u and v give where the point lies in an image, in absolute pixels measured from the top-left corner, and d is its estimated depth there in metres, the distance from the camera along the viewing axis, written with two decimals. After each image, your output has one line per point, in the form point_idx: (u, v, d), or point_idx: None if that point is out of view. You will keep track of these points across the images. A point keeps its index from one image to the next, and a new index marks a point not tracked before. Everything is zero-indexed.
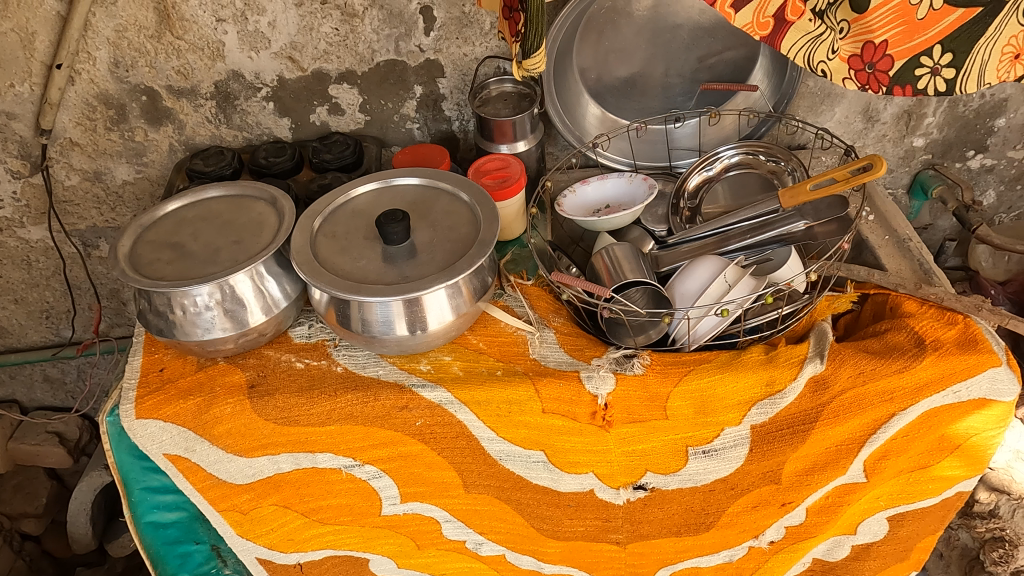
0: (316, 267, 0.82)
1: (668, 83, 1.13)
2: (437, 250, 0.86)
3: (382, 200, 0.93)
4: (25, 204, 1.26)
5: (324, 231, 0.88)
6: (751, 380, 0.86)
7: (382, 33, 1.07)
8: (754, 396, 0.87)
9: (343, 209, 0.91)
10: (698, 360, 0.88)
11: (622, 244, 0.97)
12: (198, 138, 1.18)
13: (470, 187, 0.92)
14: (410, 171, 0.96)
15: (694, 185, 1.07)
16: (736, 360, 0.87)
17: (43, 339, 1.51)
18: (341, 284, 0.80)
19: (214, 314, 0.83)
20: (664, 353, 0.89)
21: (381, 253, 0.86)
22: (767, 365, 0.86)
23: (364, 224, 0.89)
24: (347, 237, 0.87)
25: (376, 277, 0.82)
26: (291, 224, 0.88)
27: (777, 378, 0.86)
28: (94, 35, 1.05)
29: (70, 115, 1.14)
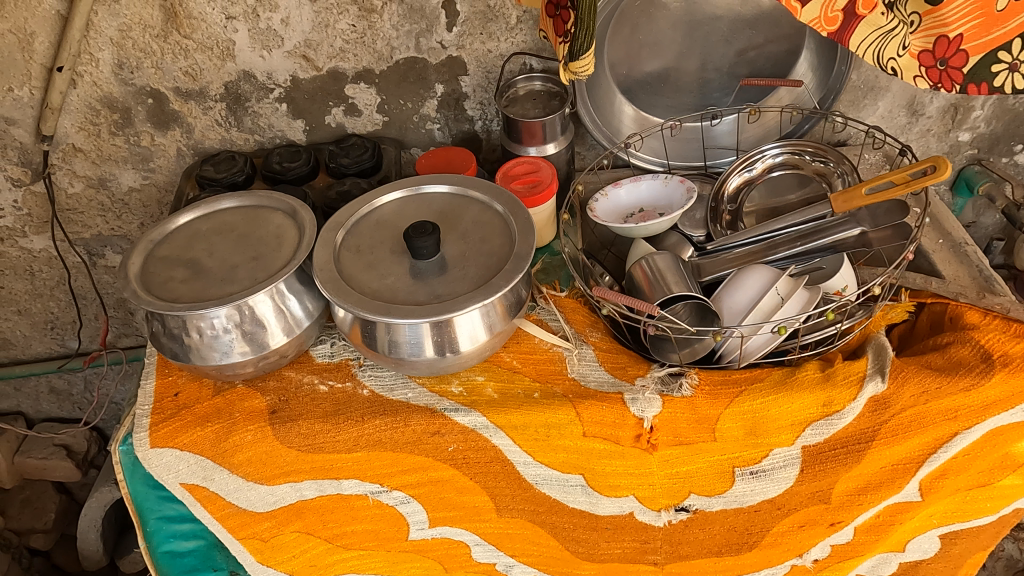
0: (340, 285, 0.76)
1: (705, 79, 1.07)
2: (469, 264, 0.80)
3: (409, 209, 0.87)
4: (27, 213, 1.20)
5: (348, 245, 0.82)
6: (807, 401, 0.81)
7: (402, 29, 1.01)
8: (808, 418, 0.82)
9: (367, 220, 0.85)
10: (749, 377, 0.82)
11: (663, 254, 0.91)
12: (207, 142, 1.12)
13: (502, 195, 0.86)
14: (436, 178, 0.90)
15: (734, 187, 1.01)
16: (790, 379, 0.81)
17: (49, 351, 1.46)
18: (369, 304, 0.74)
19: (234, 337, 0.79)
20: (712, 371, 0.83)
21: (409, 269, 0.80)
22: (825, 384, 0.80)
23: (390, 237, 0.83)
24: (373, 252, 0.82)
25: (406, 296, 0.76)
26: (311, 238, 0.82)
27: (834, 398, 0.81)
28: (97, 35, 0.99)
29: (72, 120, 1.08)
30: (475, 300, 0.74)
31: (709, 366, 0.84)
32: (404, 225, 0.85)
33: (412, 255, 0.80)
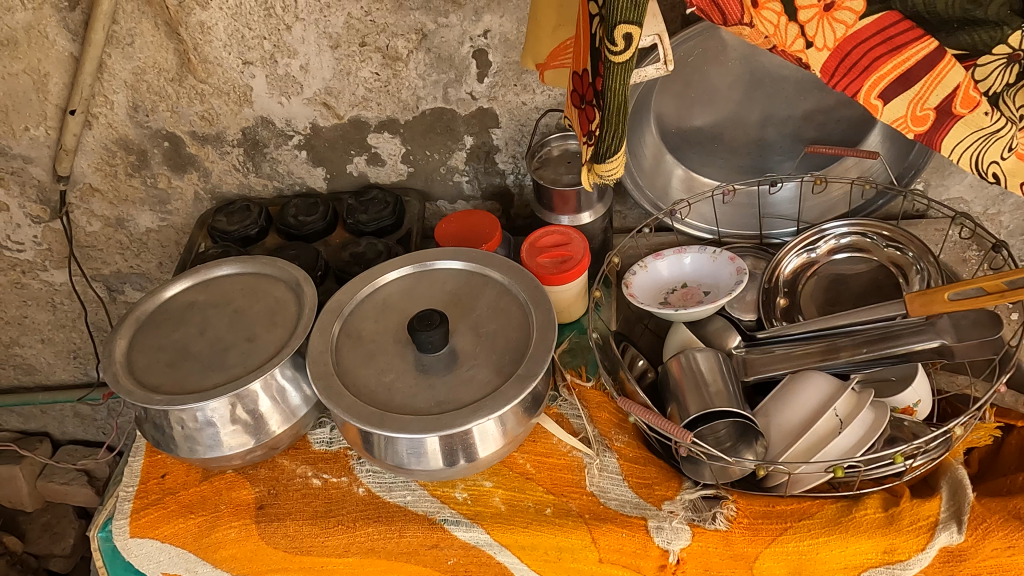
0: (334, 384, 0.68)
1: (766, 140, 0.94)
2: (480, 362, 0.71)
3: (419, 289, 0.79)
4: (47, 248, 1.17)
5: (349, 330, 0.75)
6: (865, 545, 0.68)
7: (429, 79, 0.92)
8: (865, 563, 0.69)
9: (372, 300, 0.78)
10: (797, 512, 0.70)
11: (706, 351, 0.80)
12: (224, 187, 1.07)
13: (522, 278, 0.77)
14: (452, 252, 0.81)
15: (792, 270, 0.89)
16: (847, 519, 0.69)
17: (73, 377, 1.44)
18: (365, 411, 0.66)
19: (229, 430, 0.73)
20: (754, 499, 0.72)
21: (413, 365, 0.72)
22: (890, 530, 0.68)
23: (396, 323, 0.75)
24: (376, 341, 0.74)
25: (407, 400, 0.68)
26: (309, 320, 0.75)
27: (899, 543, 0.68)
28: (110, 78, 0.94)
29: (89, 160, 1.04)
30: (481, 413, 0.65)
31: (750, 491, 0.73)
32: (412, 309, 0.76)
33: (417, 349, 0.71)
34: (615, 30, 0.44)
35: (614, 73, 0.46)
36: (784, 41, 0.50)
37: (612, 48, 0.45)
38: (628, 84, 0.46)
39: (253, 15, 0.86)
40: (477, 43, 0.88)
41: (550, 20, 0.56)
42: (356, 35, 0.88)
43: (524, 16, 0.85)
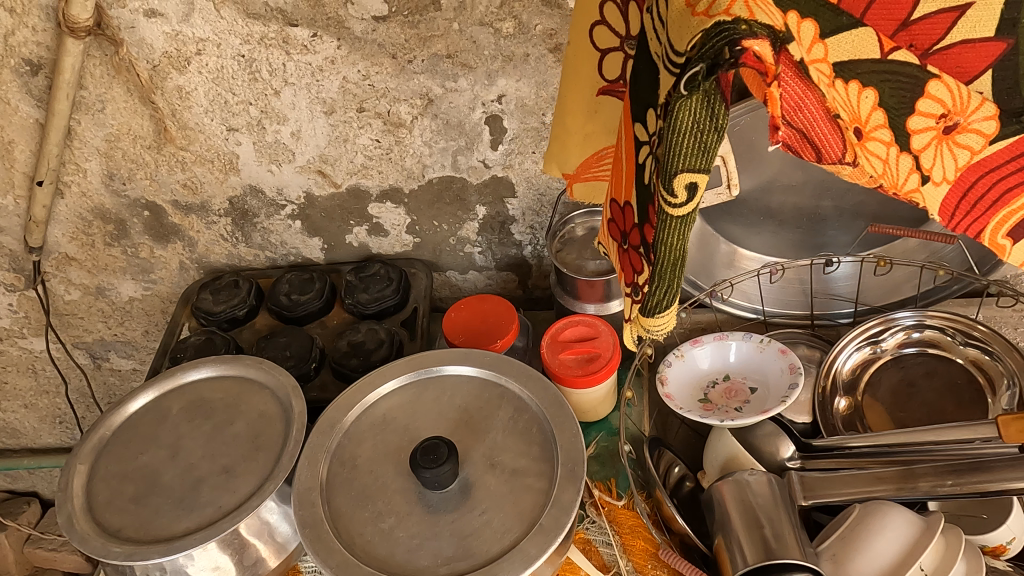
0: (323, 533, 0.58)
1: (820, 215, 0.82)
2: (495, 504, 0.60)
3: (424, 405, 0.68)
4: (24, 316, 1.07)
5: (343, 458, 0.65)
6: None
7: (436, 146, 0.82)
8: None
9: (370, 416, 0.68)
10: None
11: (759, 475, 0.69)
12: (212, 257, 0.97)
13: (544, 391, 0.66)
14: (462, 356, 0.71)
15: (854, 365, 0.80)
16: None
17: (59, 441, 1.33)
18: (361, 572, 0.56)
19: (209, 574, 0.61)
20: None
21: (417, 506, 0.61)
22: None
23: (398, 449, 0.65)
24: (376, 473, 0.63)
25: (411, 555, 0.57)
26: (298, 442, 0.65)
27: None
28: (82, 145, 0.83)
29: (63, 230, 0.94)
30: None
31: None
32: (418, 430, 0.66)
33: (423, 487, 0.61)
34: (673, 181, 0.33)
35: (669, 227, 0.35)
36: (896, 181, 0.40)
37: (668, 200, 0.34)
38: (687, 240, 0.35)
39: (237, 80, 0.76)
40: (490, 109, 0.78)
41: (586, 127, 0.47)
42: (353, 101, 0.78)
43: (543, 80, 0.75)
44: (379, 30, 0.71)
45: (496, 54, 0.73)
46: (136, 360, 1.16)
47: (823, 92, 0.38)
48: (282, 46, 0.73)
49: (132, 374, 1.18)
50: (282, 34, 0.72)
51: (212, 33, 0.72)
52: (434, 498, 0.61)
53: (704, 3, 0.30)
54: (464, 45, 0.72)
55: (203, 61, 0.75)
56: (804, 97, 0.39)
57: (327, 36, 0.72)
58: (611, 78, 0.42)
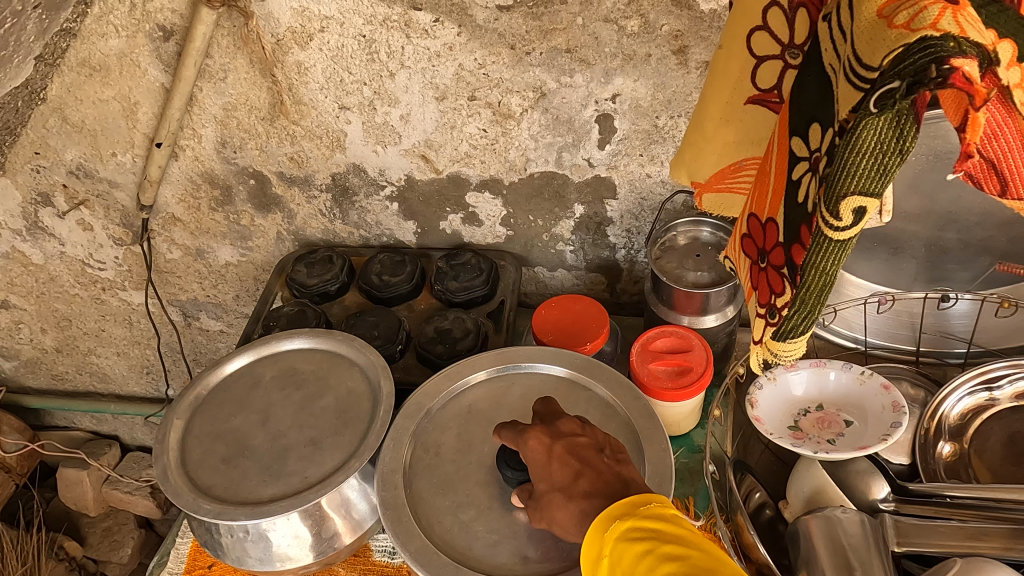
0: (402, 519, 0.58)
1: (941, 247, 0.78)
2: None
3: (511, 401, 0.67)
4: (128, 269, 1.11)
5: (427, 444, 0.65)
6: (607, 532, 0.45)
7: (542, 140, 0.81)
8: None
9: (456, 405, 0.68)
10: (547, 469, 0.52)
11: (851, 513, 0.65)
12: (308, 230, 1.00)
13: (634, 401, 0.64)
14: (552, 357, 0.70)
15: (965, 408, 0.75)
16: (578, 519, 0.49)
17: (144, 391, 1.38)
18: (440, 560, 0.56)
19: (289, 542, 0.62)
20: (528, 448, 0.54)
21: (496, 501, 0.60)
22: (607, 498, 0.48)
23: (482, 441, 0.65)
24: (458, 463, 0.63)
25: (490, 551, 0.57)
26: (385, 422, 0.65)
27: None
28: (200, 112, 0.86)
29: (173, 191, 0.97)
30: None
31: (551, 428, 0.55)
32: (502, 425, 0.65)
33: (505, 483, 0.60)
34: (839, 204, 0.32)
35: (824, 249, 0.34)
36: None
37: (829, 222, 0.33)
38: (840, 267, 0.34)
39: (355, 59, 0.77)
40: (603, 107, 0.77)
41: (725, 137, 0.51)
42: (465, 88, 0.77)
43: (661, 81, 0.73)
44: (501, 20, 0.71)
45: (617, 52, 0.72)
46: (223, 322, 1.20)
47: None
48: (403, 29, 0.73)
49: (218, 335, 1.22)
50: (405, 17, 0.72)
51: (337, 12, 0.73)
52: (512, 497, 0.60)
53: (904, 16, 0.30)
54: (586, 41, 0.71)
55: (325, 39, 0.76)
56: (1005, 123, 0.34)
57: (448, 22, 0.72)
58: (765, 87, 0.46)
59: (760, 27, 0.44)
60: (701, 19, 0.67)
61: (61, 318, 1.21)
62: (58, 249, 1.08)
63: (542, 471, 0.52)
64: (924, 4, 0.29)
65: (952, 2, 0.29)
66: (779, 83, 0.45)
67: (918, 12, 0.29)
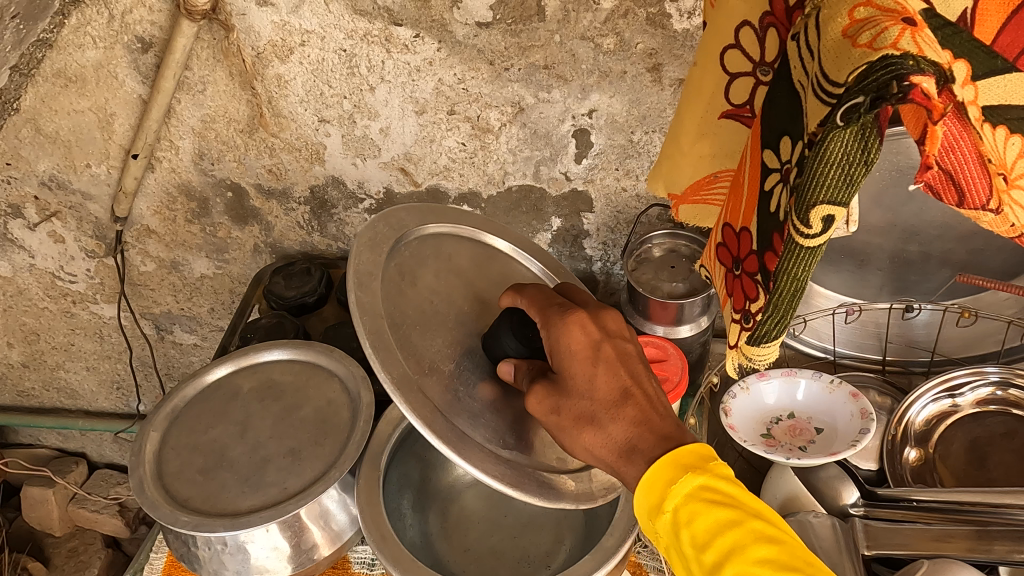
0: (386, 342, 0.54)
1: (904, 259, 0.80)
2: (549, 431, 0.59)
3: (488, 271, 0.67)
4: (100, 282, 1.10)
5: (404, 270, 0.62)
6: (688, 486, 0.41)
7: (520, 154, 0.83)
8: (677, 543, 0.41)
9: (435, 245, 0.66)
10: (591, 374, 0.48)
11: (823, 518, 0.67)
12: (286, 242, 1.00)
13: None
14: (531, 252, 0.71)
15: (928, 415, 0.78)
16: (609, 437, 0.46)
17: (113, 407, 1.36)
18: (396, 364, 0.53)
19: (267, 553, 0.61)
20: (573, 339, 0.49)
21: (472, 369, 0.58)
22: (647, 428, 0.45)
23: (459, 296, 0.63)
24: (434, 303, 0.61)
25: (468, 417, 0.55)
26: (372, 229, 0.62)
27: (649, 515, 0.43)
28: (178, 123, 0.86)
29: (148, 203, 0.96)
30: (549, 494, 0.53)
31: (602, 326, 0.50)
32: (481, 290, 0.64)
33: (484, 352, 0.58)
34: (808, 212, 0.34)
35: (796, 257, 0.35)
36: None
37: (800, 230, 0.34)
38: (810, 274, 0.36)
39: (336, 73, 0.78)
40: (579, 122, 0.79)
41: (703, 149, 0.53)
42: (445, 103, 0.79)
43: (636, 98, 0.76)
44: (481, 36, 0.73)
45: (593, 69, 0.74)
46: (197, 335, 1.18)
47: (979, 135, 0.36)
48: (384, 43, 0.74)
49: (192, 348, 1.21)
50: (385, 32, 0.74)
51: (318, 26, 0.74)
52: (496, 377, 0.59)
53: (867, 36, 0.32)
54: (563, 58, 0.73)
55: (306, 53, 0.76)
56: (960, 137, 0.36)
57: (428, 37, 0.73)
58: (738, 103, 0.48)
59: (733, 45, 0.47)
60: (674, 37, 0.70)
61: (29, 332, 1.18)
62: (28, 260, 1.06)
63: (584, 369, 0.48)
64: (885, 26, 0.31)
65: (911, 24, 0.31)
66: (751, 99, 0.47)
67: (880, 32, 0.31)
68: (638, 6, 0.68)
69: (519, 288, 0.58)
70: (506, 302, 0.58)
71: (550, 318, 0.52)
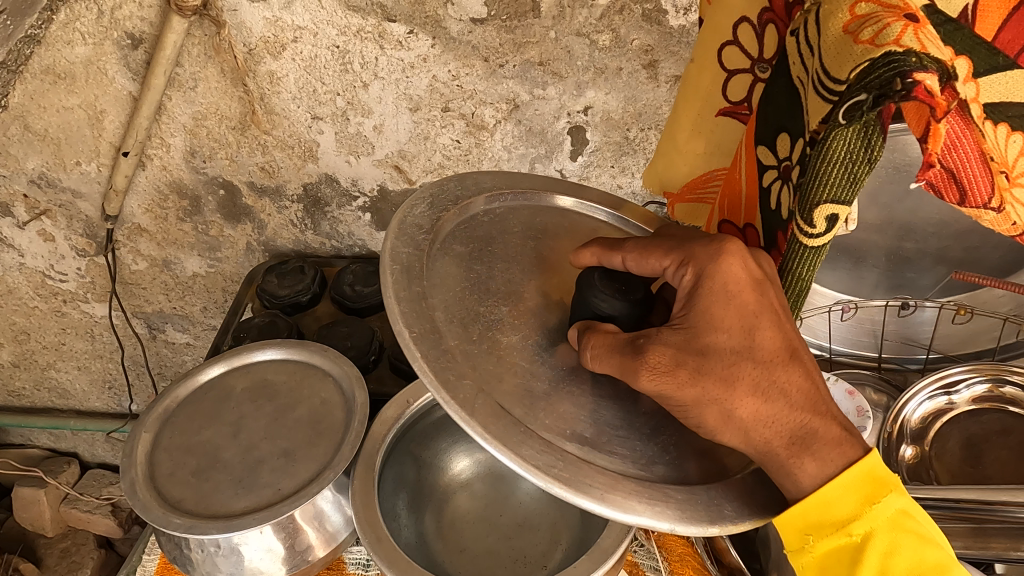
0: (417, 283, 0.47)
1: (902, 256, 0.80)
2: (603, 439, 0.44)
3: (531, 223, 0.57)
4: (91, 281, 1.08)
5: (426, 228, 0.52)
6: (892, 509, 0.41)
7: (515, 151, 0.83)
8: (857, 564, 0.41)
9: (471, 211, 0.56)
10: (750, 325, 0.42)
11: None
12: (279, 241, 1.00)
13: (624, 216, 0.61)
14: (602, 202, 0.61)
15: (924, 412, 0.78)
16: (735, 416, 0.41)
17: (106, 407, 1.34)
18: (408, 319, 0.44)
19: (261, 555, 0.61)
20: (733, 280, 0.43)
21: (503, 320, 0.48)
22: (826, 419, 0.42)
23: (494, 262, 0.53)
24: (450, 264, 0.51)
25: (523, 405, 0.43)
26: (440, 185, 0.56)
27: (827, 527, 0.41)
28: (169, 121, 0.84)
29: (139, 201, 0.95)
30: (724, 520, 0.41)
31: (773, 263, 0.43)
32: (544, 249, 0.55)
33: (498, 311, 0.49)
34: (812, 212, 0.35)
35: (802, 256, 0.37)
36: None
37: (805, 230, 0.36)
38: (814, 272, 0.38)
39: (329, 69, 0.77)
40: (575, 119, 0.79)
41: (699, 147, 0.54)
42: (439, 100, 0.78)
43: (632, 95, 0.77)
44: (475, 32, 0.72)
45: (588, 66, 0.74)
46: (190, 334, 1.18)
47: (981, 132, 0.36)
48: (377, 40, 0.74)
49: (185, 347, 1.21)
50: (379, 28, 0.73)
51: (310, 22, 0.73)
52: (483, 366, 0.45)
53: (869, 32, 0.32)
54: (558, 55, 0.73)
55: (298, 49, 0.75)
56: (963, 135, 0.37)
57: (422, 33, 0.72)
58: (736, 100, 0.49)
59: (732, 41, 0.47)
60: (670, 34, 0.71)
61: (18, 332, 1.16)
62: (16, 260, 1.04)
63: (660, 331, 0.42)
64: (887, 22, 0.31)
65: (913, 20, 0.31)
66: (748, 96, 0.48)
67: (882, 28, 0.31)
68: (633, 3, 0.68)
69: (612, 246, 0.50)
70: (590, 258, 0.50)
71: (699, 255, 0.45)
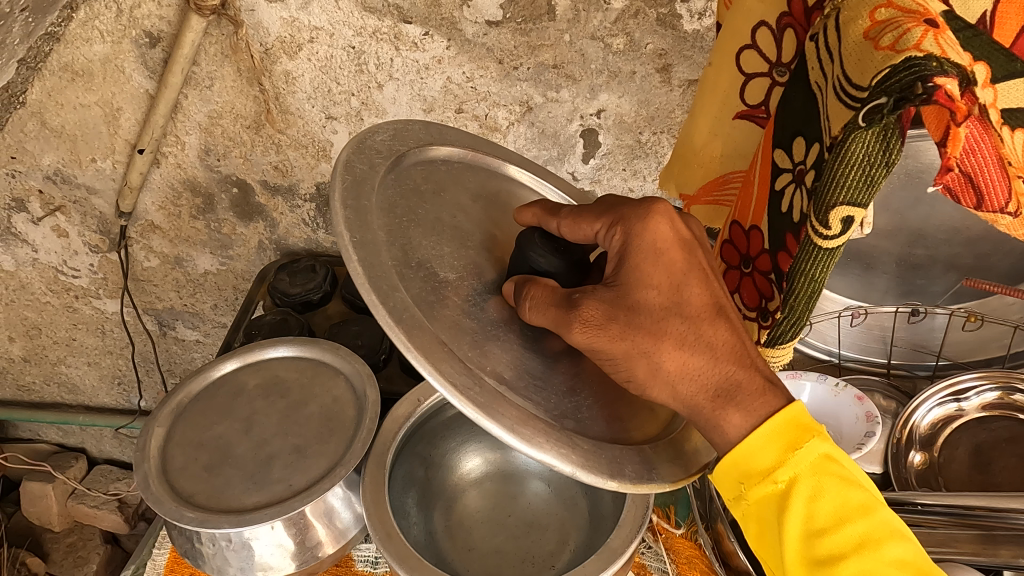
0: (366, 198, 0.48)
1: (913, 263, 0.81)
2: (513, 375, 0.45)
3: (484, 184, 0.58)
4: (103, 277, 1.09)
5: (387, 155, 0.53)
6: (815, 454, 0.41)
7: (527, 153, 0.84)
8: (784, 510, 0.41)
9: (431, 158, 0.57)
10: (678, 282, 0.44)
11: None
12: (290, 239, 1.01)
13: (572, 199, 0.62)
14: (557, 184, 0.62)
15: (934, 419, 0.78)
16: (664, 369, 0.42)
17: (115, 402, 1.35)
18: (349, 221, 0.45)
19: (272, 551, 0.61)
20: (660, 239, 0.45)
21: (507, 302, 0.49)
22: (750, 370, 0.43)
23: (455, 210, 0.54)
24: (399, 195, 0.52)
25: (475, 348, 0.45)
26: (406, 125, 0.57)
27: (754, 476, 0.42)
28: (184, 119, 0.84)
29: (152, 199, 0.96)
30: (624, 478, 0.42)
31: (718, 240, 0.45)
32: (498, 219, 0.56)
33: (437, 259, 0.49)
34: (828, 214, 0.36)
35: (814, 257, 0.38)
36: None
37: (819, 231, 0.37)
38: (827, 274, 0.39)
39: (344, 70, 0.77)
40: (587, 122, 0.80)
41: (717, 149, 0.55)
42: (453, 101, 0.79)
43: (645, 98, 0.77)
44: (490, 35, 0.72)
45: (602, 69, 0.75)
46: (200, 332, 1.19)
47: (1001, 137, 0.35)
48: (393, 41, 0.74)
49: (194, 344, 1.22)
50: (395, 30, 0.73)
51: (326, 23, 0.74)
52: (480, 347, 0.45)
53: (889, 38, 0.32)
54: (572, 57, 0.74)
55: (314, 49, 0.76)
56: (981, 139, 0.36)
57: (438, 35, 0.73)
58: (754, 102, 0.50)
59: (749, 45, 0.48)
60: (684, 38, 0.71)
61: (30, 327, 1.17)
62: (30, 255, 1.05)
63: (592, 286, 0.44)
64: (908, 28, 0.32)
65: (933, 26, 0.31)
66: (766, 99, 0.48)
67: (902, 34, 0.32)
68: (648, 7, 0.69)
69: (552, 211, 0.51)
70: (532, 217, 0.52)
71: (627, 217, 0.46)
